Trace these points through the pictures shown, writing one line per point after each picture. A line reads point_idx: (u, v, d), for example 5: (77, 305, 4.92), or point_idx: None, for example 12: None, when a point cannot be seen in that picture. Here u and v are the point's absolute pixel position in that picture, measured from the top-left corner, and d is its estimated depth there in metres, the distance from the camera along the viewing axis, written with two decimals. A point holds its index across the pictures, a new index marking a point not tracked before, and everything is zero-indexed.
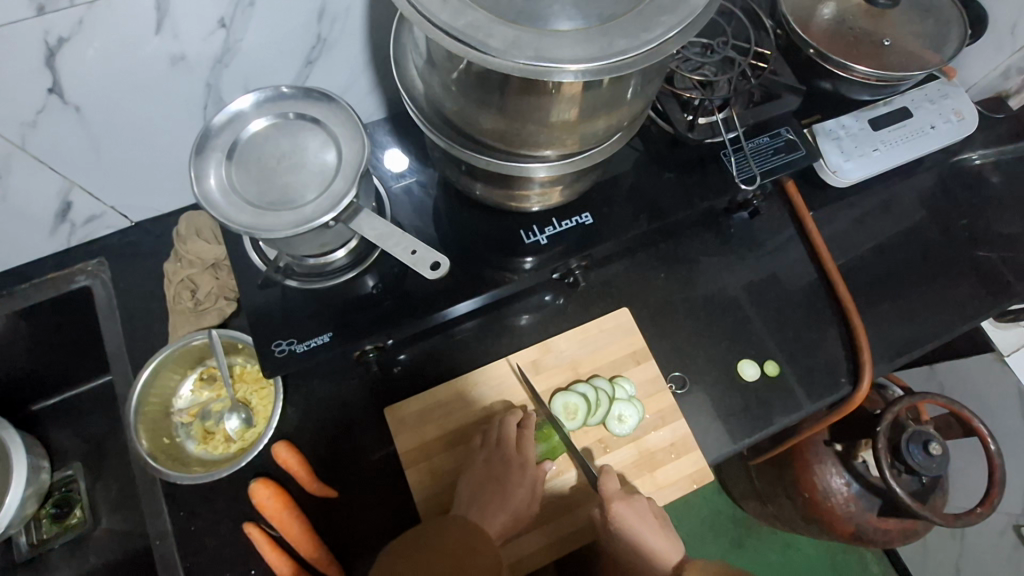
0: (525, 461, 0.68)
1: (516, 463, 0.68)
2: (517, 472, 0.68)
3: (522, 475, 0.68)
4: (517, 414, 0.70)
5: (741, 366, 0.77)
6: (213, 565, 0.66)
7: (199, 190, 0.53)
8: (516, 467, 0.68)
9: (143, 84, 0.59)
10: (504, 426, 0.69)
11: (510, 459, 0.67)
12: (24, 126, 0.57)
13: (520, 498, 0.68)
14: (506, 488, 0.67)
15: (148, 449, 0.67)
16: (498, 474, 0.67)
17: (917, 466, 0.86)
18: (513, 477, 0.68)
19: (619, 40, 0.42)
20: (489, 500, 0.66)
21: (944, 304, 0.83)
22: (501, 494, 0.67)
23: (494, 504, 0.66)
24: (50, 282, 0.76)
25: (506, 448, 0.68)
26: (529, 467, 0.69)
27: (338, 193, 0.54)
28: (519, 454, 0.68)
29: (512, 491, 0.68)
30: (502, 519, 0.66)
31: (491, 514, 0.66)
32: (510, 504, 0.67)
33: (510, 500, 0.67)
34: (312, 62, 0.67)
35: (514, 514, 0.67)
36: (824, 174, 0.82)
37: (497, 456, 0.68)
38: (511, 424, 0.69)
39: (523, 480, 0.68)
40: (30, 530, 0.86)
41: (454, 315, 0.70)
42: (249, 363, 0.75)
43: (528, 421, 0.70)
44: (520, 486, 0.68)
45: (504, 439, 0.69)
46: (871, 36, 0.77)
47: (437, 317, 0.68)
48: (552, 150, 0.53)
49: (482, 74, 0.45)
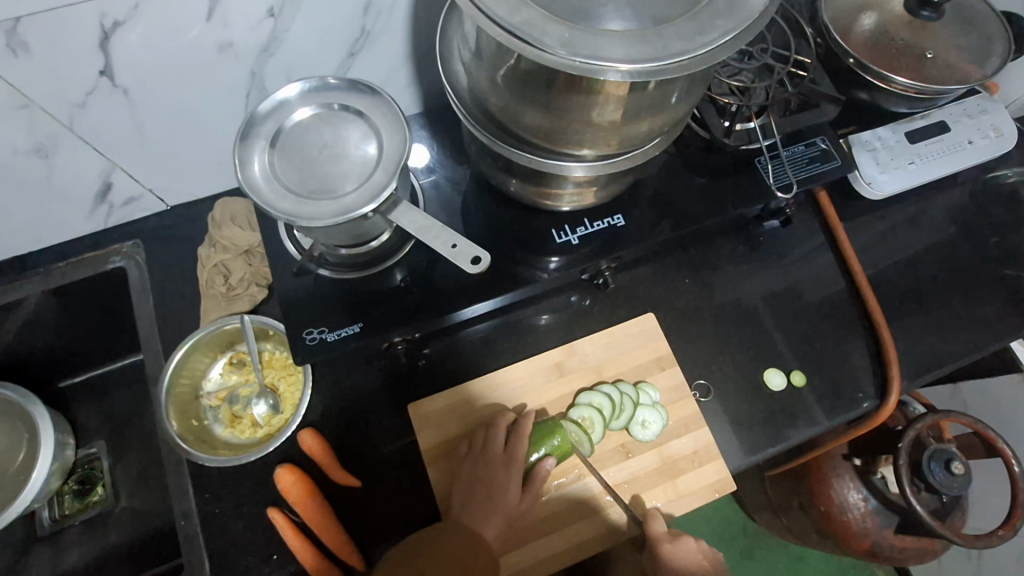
0: (510, 461, 0.65)
1: (500, 465, 0.66)
2: (502, 475, 0.66)
3: (508, 478, 0.66)
4: (506, 416, 0.69)
5: (767, 375, 0.76)
6: (236, 548, 0.66)
7: (243, 176, 0.54)
8: (501, 469, 0.66)
9: (189, 70, 0.60)
10: (493, 426, 0.68)
11: (494, 463, 0.66)
12: (73, 107, 0.58)
13: (509, 501, 0.66)
14: (491, 492, 0.65)
15: (178, 430, 0.68)
16: (484, 477, 0.66)
17: (938, 484, 0.84)
18: (500, 481, 0.66)
19: (673, 42, 0.42)
20: (478, 504, 0.65)
21: (975, 322, 0.82)
22: (490, 497, 0.65)
23: (482, 508, 0.65)
24: (87, 261, 0.77)
25: (490, 452, 0.67)
26: (517, 469, 0.66)
27: (379, 185, 0.54)
28: (502, 456, 0.66)
29: (502, 493, 0.66)
30: (494, 521, 0.65)
31: (480, 519, 0.64)
32: (500, 507, 0.65)
33: (500, 502, 0.65)
34: (354, 54, 0.67)
35: (506, 516, 0.65)
36: (857, 185, 0.81)
37: (484, 460, 0.66)
38: (501, 425, 0.68)
39: (509, 482, 0.66)
40: (53, 505, 0.88)
41: (469, 316, 0.70)
42: (278, 350, 0.75)
43: (521, 421, 0.68)
44: (507, 489, 0.66)
45: (490, 441, 0.67)
46: (913, 48, 0.76)
47: (460, 313, 0.68)
48: (592, 150, 0.53)
49: (531, 69, 0.45)
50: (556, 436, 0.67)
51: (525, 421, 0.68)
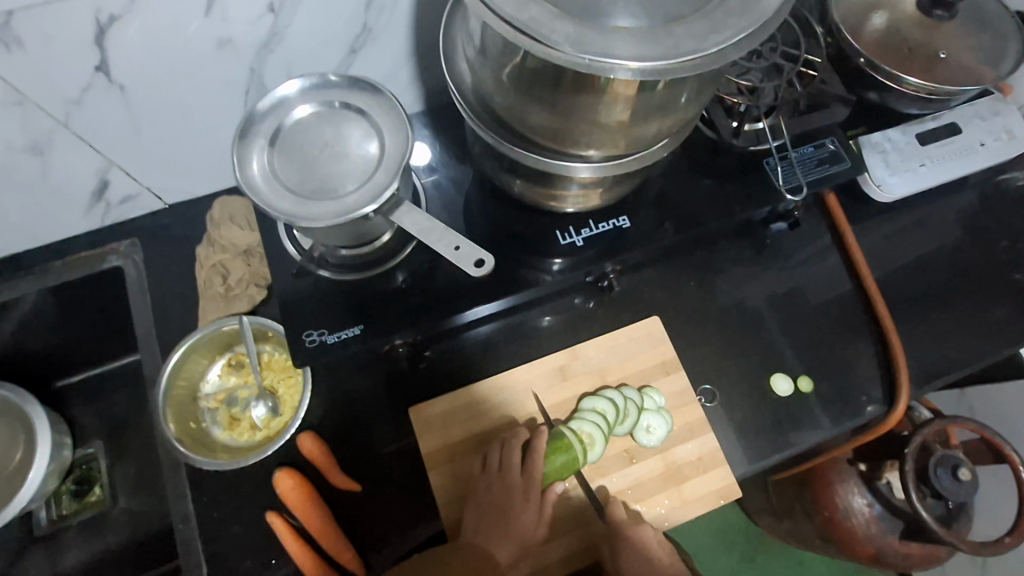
0: (528, 483, 0.65)
1: (520, 487, 0.65)
2: (519, 496, 0.65)
3: (525, 501, 0.65)
4: (521, 434, 0.68)
5: (773, 380, 0.75)
6: (232, 553, 0.66)
7: (241, 175, 0.53)
8: (519, 491, 0.65)
9: (187, 67, 0.58)
10: (509, 445, 0.67)
11: (513, 485, 0.65)
12: (68, 104, 0.57)
13: (525, 525, 0.65)
14: (509, 515, 0.64)
15: (176, 433, 0.67)
16: (501, 498, 0.65)
17: (944, 491, 0.83)
18: (516, 503, 0.65)
19: (686, 41, 0.41)
20: (491, 527, 0.64)
21: (985, 327, 0.81)
22: (506, 521, 0.64)
23: (497, 532, 0.63)
24: (84, 260, 0.76)
25: (508, 474, 0.65)
26: (533, 491, 0.66)
27: (380, 185, 0.53)
28: (521, 478, 0.65)
29: (518, 516, 0.65)
30: (509, 545, 0.63)
31: (496, 542, 0.63)
32: (516, 531, 0.64)
33: (517, 526, 0.64)
34: (356, 51, 0.66)
35: (522, 541, 0.64)
36: (866, 187, 0.80)
37: (501, 481, 0.65)
38: (516, 443, 0.67)
39: (526, 504, 0.65)
40: (51, 505, 0.87)
41: (477, 316, 0.69)
42: (277, 351, 0.74)
43: (536, 438, 0.67)
44: (524, 513, 0.65)
45: (507, 462, 0.66)
46: (925, 48, 0.74)
47: (465, 314, 0.67)
48: (598, 151, 0.52)
49: (538, 68, 0.44)
50: (565, 452, 0.66)
51: (540, 440, 0.67)
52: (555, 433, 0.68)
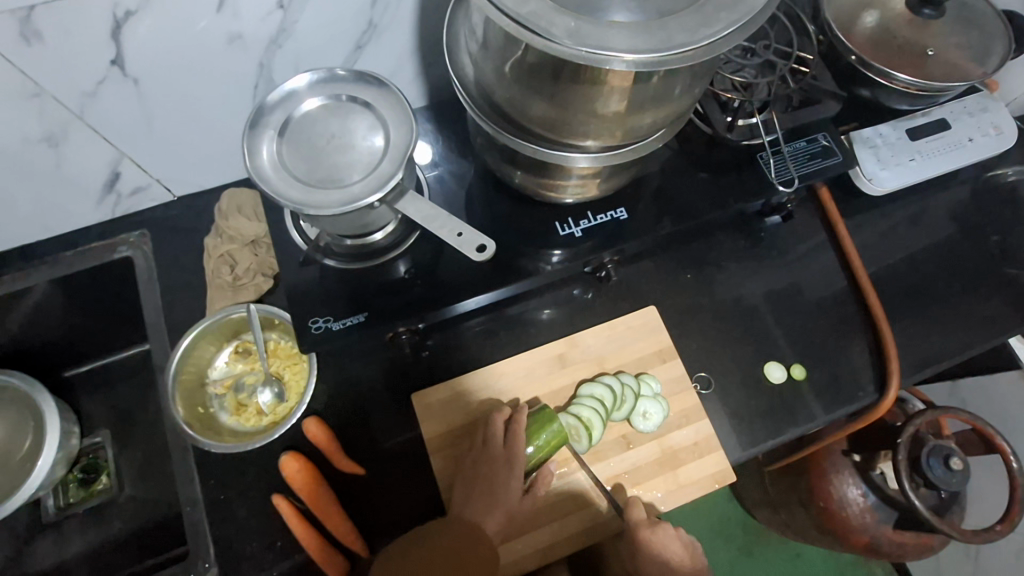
0: (511, 458, 0.66)
1: (502, 461, 0.66)
2: (503, 469, 0.66)
3: (509, 474, 0.66)
4: (505, 411, 0.69)
5: (767, 368, 0.77)
6: (239, 535, 0.67)
7: (251, 164, 0.55)
8: (502, 466, 0.66)
9: (199, 62, 0.60)
10: (492, 423, 0.68)
11: (495, 458, 0.66)
12: (84, 97, 0.59)
13: (511, 497, 0.66)
14: (495, 487, 0.66)
15: (185, 417, 0.68)
16: (485, 473, 0.66)
17: (937, 480, 0.85)
18: (501, 478, 0.66)
19: (678, 34, 0.43)
20: (478, 500, 0.65)
21: (974, 318, 0.83)
22: (492, 493, 0.65)
23: (483, 503, 0.65)
24: (95, 251, 0.78)
25: (491, 450, 0.67)
26: (517, 465, 0.66)
27: (386, 174, 0.55)
28: (502, 451, 0.66)
29: (504, 490, 0.66)
30: (497, 516, 0.65)
31: (483, 514, 0.64)
32: (503, 503, 0.66)
33: (503, 499, 0.66)
34: (361, 47, 0.68)
35: (510, 513, 0.66)
36: (858, 182, 0.82)
37: (485, 458, 0.67)
38: (500, 421, 0.68)
39: (512, 477, 0.66)
40: (58, 493, 0.88)
41: (464, 309, 0.70)
42: (283, 339, 0.76)
43: (517, 416, 0.68)
44: (510, 485, 0.66)
45: (490, 438, 0.68)
46: (914, 46, 0.76)
47: (460, 305, 0.68)
48: (596, 141, 0.54)
49: (538, 61, 0.46)
50: (552, 425, 0.68)
51: (521, 415, 0.68)
52: (538, 412, 0.69)
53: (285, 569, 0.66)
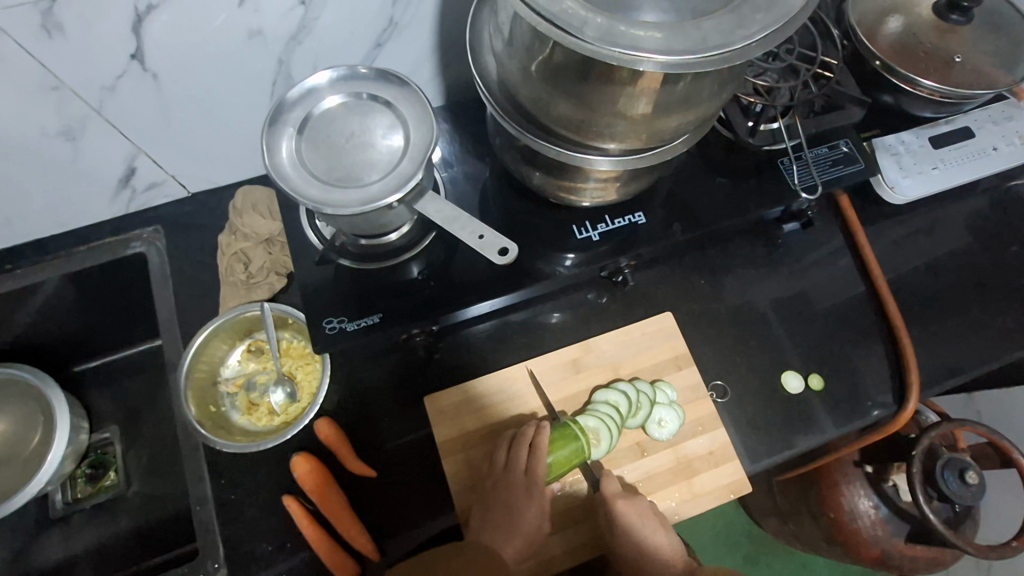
0: (531, 480, 0.65)
1: (523, 485, 0.65)
2: (522, 493, 0.65)
3: (528, 498, 0.65)
4: (528, 430, 0.67)
5: (785, 378, 0.76)
6: (249, 535, 0.67)
7: (270, 161, 0.54)
8: (522, 490, 0.65)
9: (219, 57, 0.60)
10: (516, 445, 0.66)
11: (516, 483, 0.65)
12: (103, 90, 0.58)
13: (529, 521, 0.65)
14: (514, 513, 0.65)
15: (196, 415, 0.68)
16: (505, 496, 0.65)
17: (951, 494, 0.83)
18: (521, 502, 0.65)
19: (713, 35, 0.42)
20: (497, 524, 0.64)
21: (995, 330, 0.81)
22: (511, 518, 0.65)
23: (502, 528, 0.64)
24: (108, 246, 0.77)
25: (513, 474, 0.65)
26: (537, 490, 0.65)
27: (406, 174, 0.55)
28: (525, 477, 0.65)
29: (522, 513, 0.65)
30: (515, 543, 0.64)
31: (501, 540, 0.64)
32: (522, 527, 0.65)
33: (522, 523, 0.65)
34: (381, 45, 0.67)
35: (528, 536, 0.65)
36: (880, 190, 0.81)
37: (505, 479, 0.65)
38: (523, 441, 0.67)
39: (529, 501, 0.65)
40: (67, 488, 0.88)
41: (472, 314, 0.69)
42: (296, 338, 0.76)
43: (538, 435, 0.66)
44: (528, 510, 0.65)
45: (512, 461, 0.66)
46: (940, 52, 0.75)
47: (471, 308, 0.67)
48: (618, 144, 0.53)
49: (566, 59, 0.45)
50: (573, 443, 0.66)
51: (540, 433, 0.66)
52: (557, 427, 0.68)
53: (294, 568, 0.66)
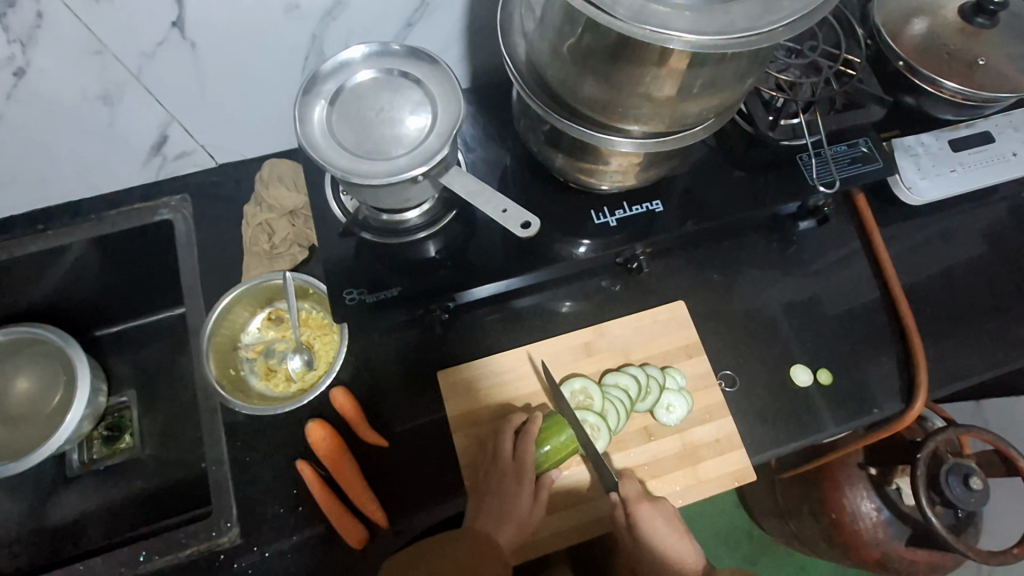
0: (520, 469, 0.66)
1: (511, 472, 0.66)
2: (513, 486, 0.66)
3: (520, 487, 0.66)
4: (519, 416, 0.70)
5: (793, 371, 0.77)
6: (263, 496, 0.69)
7: (301, 130, 0.56)
8: (512, 477, 0.66)
9: (255, 29, 0.62)
10: (504, 430, 0.69)
11: (506, 469, 0.66)
12: (143, 57, 0.60)
13: (521, 507, 0.66)
14: (506, 499, 0.65)
15: (217, 377, 0.71)
16: (494, 486, 0.66)
17: (953, 498, 0.82)
18: (511, 489, 0.66)
19: (741, 20, 0.43)
20: (488, 509, 0.65)
21: (1007, 336, 0.82)
22: (502, 506, 0.65)
23: (494, 515, 0.65)
24: (136, 211, 0.79)
25: (500, 461, 0.67)
26: (526, 477, 0.66)
27: (431, 149, 0.56)
28: (513, 464, 0.66)
29: (515, 501, 0.66)
30: (509, 530, 0.65)
31: (496, 525, 0.64)
32: (514, 514, 0.65)
33: (515, 508, 0.66)
34: (411, 25, 0.69)
35: (520, 523, 0.66)
36: (896, 190, 0.81)
37: (494, 467, 0.67)
38: (510, 427, 0.69)
39: (521, 492, 0.66)
40: (83, 449, 0.90)
41: (478, 295, 0.71)
42: (315, 309, 0.78)
43: (528, 425, 0.68)
44: (520, 497, 0.66)
45: (500, 448, 0.68)
46: (965, 54, 0.75)
47: (464, 294, 0.69)
48: (640, 126, 0.54)
49: (595, 41, 0.47)
50: (568, 431, 0.68)
51: (533, 424, 0.68)
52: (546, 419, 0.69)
53: (304, 531, 0.68)
